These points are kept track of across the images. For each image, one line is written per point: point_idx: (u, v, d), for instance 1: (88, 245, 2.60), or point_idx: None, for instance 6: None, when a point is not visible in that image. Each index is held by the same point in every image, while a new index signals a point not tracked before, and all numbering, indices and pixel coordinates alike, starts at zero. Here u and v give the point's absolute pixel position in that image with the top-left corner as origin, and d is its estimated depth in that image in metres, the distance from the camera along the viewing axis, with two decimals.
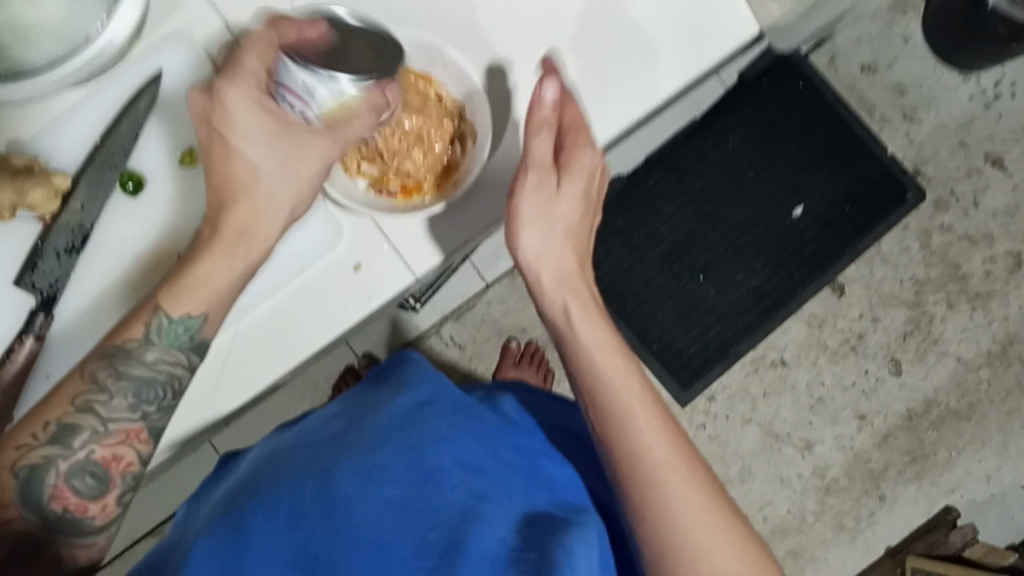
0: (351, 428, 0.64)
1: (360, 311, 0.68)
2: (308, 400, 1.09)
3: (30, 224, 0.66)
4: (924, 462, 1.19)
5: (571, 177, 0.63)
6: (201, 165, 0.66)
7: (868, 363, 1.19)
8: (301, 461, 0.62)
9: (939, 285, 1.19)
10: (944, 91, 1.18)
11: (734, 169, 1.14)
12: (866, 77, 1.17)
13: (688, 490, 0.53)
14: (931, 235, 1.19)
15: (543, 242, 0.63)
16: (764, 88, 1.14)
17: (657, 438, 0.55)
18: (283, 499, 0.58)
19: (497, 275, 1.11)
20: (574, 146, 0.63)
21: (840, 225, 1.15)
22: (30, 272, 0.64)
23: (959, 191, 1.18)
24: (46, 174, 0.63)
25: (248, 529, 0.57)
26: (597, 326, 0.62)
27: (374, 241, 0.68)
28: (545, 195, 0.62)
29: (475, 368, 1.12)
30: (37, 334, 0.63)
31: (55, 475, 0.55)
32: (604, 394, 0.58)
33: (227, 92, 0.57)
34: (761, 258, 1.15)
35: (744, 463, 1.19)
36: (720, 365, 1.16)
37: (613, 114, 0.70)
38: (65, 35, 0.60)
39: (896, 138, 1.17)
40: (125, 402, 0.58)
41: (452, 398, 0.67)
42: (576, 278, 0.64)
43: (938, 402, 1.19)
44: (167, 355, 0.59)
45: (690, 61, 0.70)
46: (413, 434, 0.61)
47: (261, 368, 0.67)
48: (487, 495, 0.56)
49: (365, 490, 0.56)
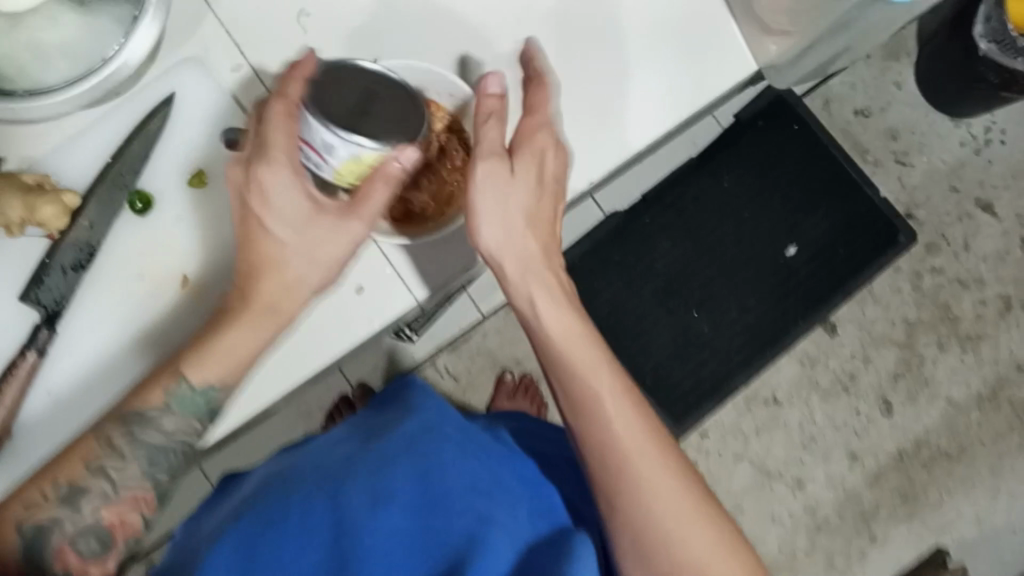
0: (361, 452, 0.64)
1: (362, 332, 0.69)
2: (299, 428, 1.10)
3: (37, 240, 0.66)
4: (914, 502, 1.19)
5: (526, 161, 0.59)
6: (215, 188, 0.68)
7: (860, 403, 1.20)
8: (312, 482, 0.62)
9: (930, 327, 1.21)
10: (935, 137, 1.21)
11: (730, 207, 1.16)
12: (860, 122, 1.20)
13: (662, 475, 0.55)
14: (922, 277, 1.21)
15: (506, 230, 0.59)
16: (759, 130, 1.17)
17: (630, 424, 0.56)
18: (294, 516, 0.59)
19: (493, 308, 1.14)
20: (534, 130, 0.60)
21: (832, 265, 1.17)
22: (36, 288, 0.64)
23: (950, 234, 1.21)
24: (56, 192, 0.63)
25: (262, 548, 0.57)
26: (571, 311, 0.61)
27: (378, 265, 0.69)
28: (504, 180, 0.59)
29: (468, 400, 1.13)
30: (40, 347, 0.63)
31: (60, 536, 0.53)
32: (574, 377, 0.58)
33: (263, 174, 0.56)
34: (755, 295, 1.16)
35: (734, 501, 1.18)
36: (714, 401, 1.16)
37: (609, 145, 0.71)
38: (81, 54, 0.62)
39: (888, 181, 1.20)
40: (138, 468, 0.56)
41: (460, 423, 0.68)
42: (542, 266, 0.61)
43: (928, 443, 1.20)
44: (186, 420, 0.58)
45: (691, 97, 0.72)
46: (421, 456, 0.62)
47: (264, 381, 0.67)
48: (491, 518, 0.57)
49: (375, 514, 0.58)
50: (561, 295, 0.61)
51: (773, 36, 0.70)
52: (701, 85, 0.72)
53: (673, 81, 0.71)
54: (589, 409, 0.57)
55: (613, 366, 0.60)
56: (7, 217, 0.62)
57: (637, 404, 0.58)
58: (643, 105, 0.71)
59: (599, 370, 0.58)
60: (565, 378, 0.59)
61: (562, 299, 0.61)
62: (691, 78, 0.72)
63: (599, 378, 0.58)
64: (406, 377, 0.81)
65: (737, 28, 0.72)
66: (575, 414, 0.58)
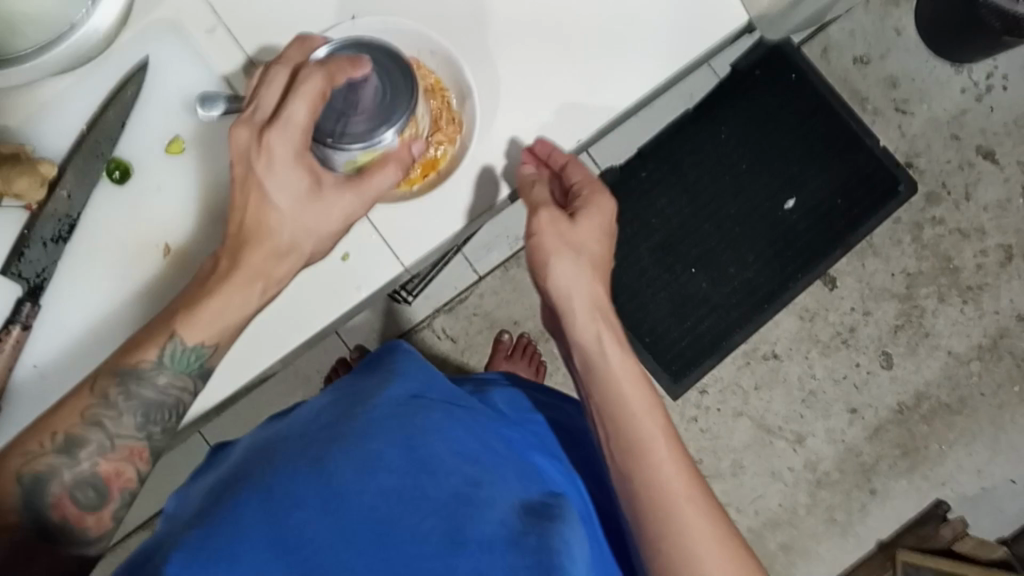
0: (343, 416, 0.60)
1: (350, 300, 0.66)
2: (294, 392, 1.09)
3: (17, 211, 0.64)
4: (915, 456, 1.18)
5: (590, 209, 0.64)
6: (191, 154, 0.65)
7: (860, 355, 1.19)
8: (294, 448, 0.58)
9: (930, 279, 1.18)
10: (935, 85, 1.17)
11: (727, 159, 1.14)
12: (858, 70, 1.17)
13: (701, 521, 0.53)
14: (923, 228, 1.18)
15: (571, 272, 0.61)
16: (757, 79, 1.14)
17: (674, 468, 0.55)
18: (276, 488, 0.53)
19: (489, 268, 1.11)
20: (590, 193, 0.64)
21: (834, 218, 1.15)
22: (17, 260, 0.63)
23: (951, 184, 1.18)
24: (33, 162, 0.61)
25: (239, 510, 0.52)
26: (628, 363, 0.60)
27: (362, 232, 0.66)
28: (564, 225, 0.62)
29: (466, 361, 1.12)
30: (24, 322, 0.63)
31: (60, 484, 0.54)
32: (626, 419, 0.57)
33: (273, 143, 0.56)
34: (754, 250, 1.15)
35: (735, 456, 1.18)
36: (713, 359, 1.16)
37: (619, 85, 0.66)
38: (48, 21, 0.58)
39: (888, 131, 1.17)
40: (137, 416, 0.57)
41: (446, 390, 0.65)
42: (608, 313, 0.62)
43: (930, 396, 1.18)
44: (176, 378, 0.58)
45: (685, 43, 0.66)
46: (407, 420, 0.59)
47: (264, 352, 0.66)
48: (483, 482, 0.56)
49: (362, 477, 0.54)
50: (617, 344, 0.61)
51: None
52: (698, 32, 0.66)
53: (663, 40, 0.66)
54: (637, 450, 0.56)
55: (664, 421, 0.58)
56: None
57: (683, 458, 0.57)
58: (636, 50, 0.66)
59: (651, 414, 0.57)
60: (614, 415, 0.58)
61: (617, 344, 0.61)
62: (691, 24, 0.66)
63: (649, 423, 0.57)
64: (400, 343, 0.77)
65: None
66: (619, 456, 0.56)
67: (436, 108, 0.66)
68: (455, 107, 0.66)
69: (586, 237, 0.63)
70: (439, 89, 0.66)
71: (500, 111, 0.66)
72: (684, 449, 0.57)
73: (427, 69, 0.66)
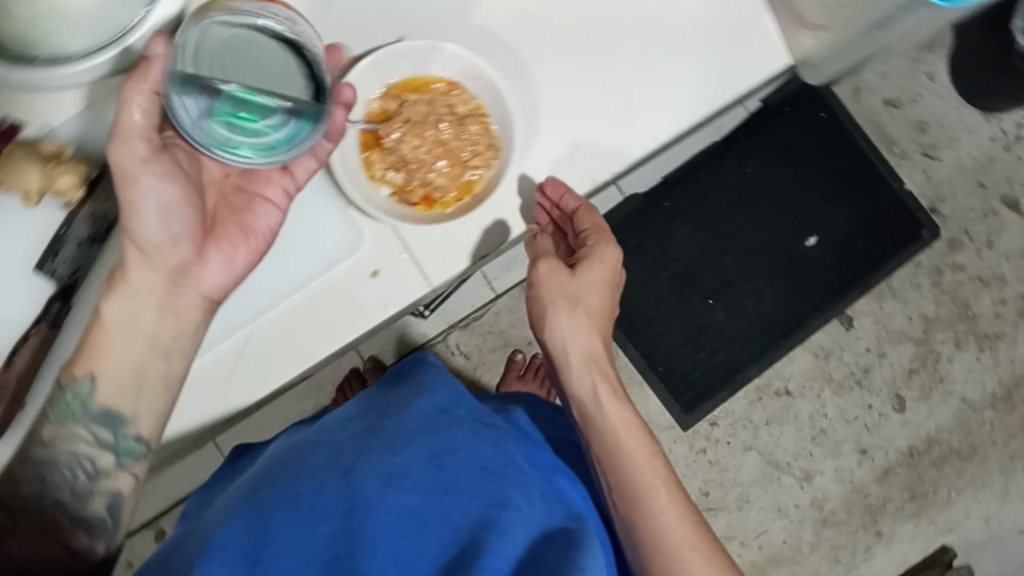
0: (371, 429, 0.59)
1: (374, 318, 0.66)
2: (308, 401, 1.10)
3: (55, 212, 0.62)
4: (923, 500, 1.18)
5: (596, 258, 0.68)
6: None
7: (872, 398, 1.19)
8: (321, 461, 0.57)
9: (948, 324, 1.19)
10: (965, 131, 1.18)
11: (752, 193, 1.15)
12: (888, 112, 1.17)
13: (706, 567, 0.56)
14: (943, 273, 1.19)
15: (570, 325, 0.66)
16: (785, 116, 1.15)
17: (676, 518, 0.58)
18: (303, 495, 0.53)
19: (507, 287, 1.12)
20: (592, 242, 0.68)
21: (854, 256, 1.16)
22: (51, 259, 0.62)
23: (974, 231, 1.18)
24: (75, 161, 0.61)
25: (270, 525, 0.51)
26: (625, 412, 0.63)
27: (393, 249, 0.66)
28: (565, 276, 0.66)
29: (480, 378, 1.13)
30: (53, 319, 0.62)
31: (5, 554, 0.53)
32: (631, 471, 0.60)
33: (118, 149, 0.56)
34: (771, 284, 1.16)
35: (742, 491, 1.18)
36: (725, 391, 1.16)
37: (636, 129, 0.67)
38: (105, 22, 0.59)
39: (913, 175, 1.17)
40: (55, 475, 0.55)
41: (473, 404, 0.62)
42: (606, 362, 0.66)
43: (940, 441, 1.18)
44: (68, 425, 0.56)
45: (715, 90, 0.68)
46: (437, 437, 0.57)
47: (285, 365, 0.66)
48: (507, 502, 0.53)
49: (387, 491, 0.52)
50: (614, 395, 0.64)
51: (809, 30, 0.65)
52: (730, 79, 0.68)
53: (699, 76, 0.67)
54: (637, 502, 0.59)
55: (665, 472, 0.61)
56: (25, 186, 0.60)
57: (684, 505, 0.59)
58: (667, 93, 0.67)
59: (652, 465, 0.61)
60: (615, 462, 0.61)
61: (614, 395, 0.64)
62: (723, 70, 0.68)
63: (651, 477, 0.60)
64: (423, 357, 0.77)
65: (771, 20, 0.67)
66: (622, 506, 0.59)
67: (475, 133, 0.69)
68: (494, 132, 0.69)
69: (586, 286, 0.67)
70: (480, 114, 0.69)
71: (537, 141, 0.67)
72: (685, 494, 0.61)
73: (468, 93, 0.69)
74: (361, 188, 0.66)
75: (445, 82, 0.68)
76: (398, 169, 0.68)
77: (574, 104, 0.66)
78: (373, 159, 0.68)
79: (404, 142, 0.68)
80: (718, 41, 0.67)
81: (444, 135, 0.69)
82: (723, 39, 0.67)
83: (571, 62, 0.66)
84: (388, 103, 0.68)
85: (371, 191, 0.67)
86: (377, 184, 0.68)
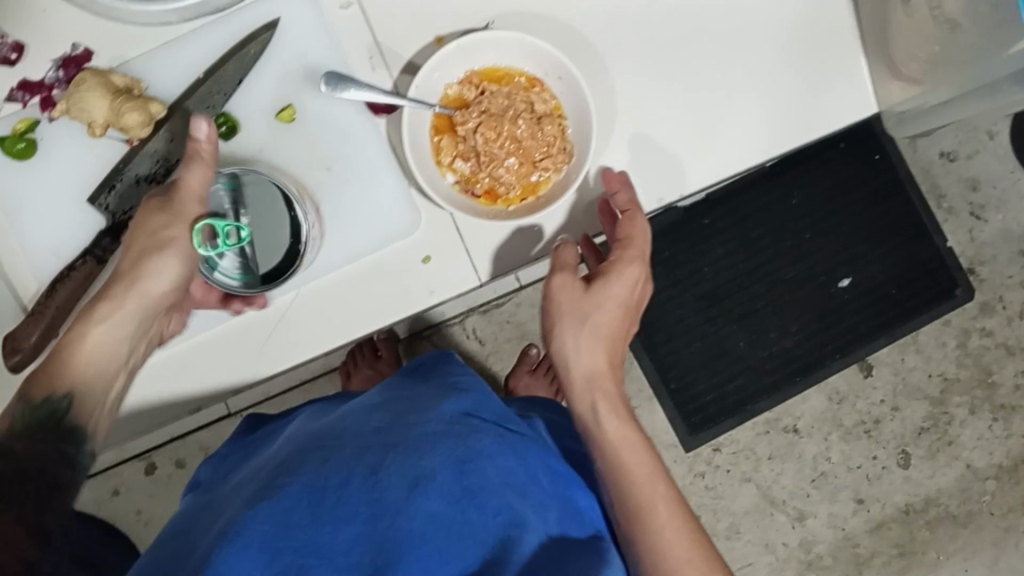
0: (395, 423, 0.56)
1: (417, 303, 0.66)
2: (315, 361, 1.08)
3: (118, 144, 0.63)
4: (911, 558, 1.17)
5: (627, 268, 0.64)
6: (303, 127, 0.64)
7: (879, 449, 1.17)
8: (341, 446, 0.53)
9: (966, 388, 1.17)
10: (1017, 197, 1.16)
11: (793, 225, 1.12)
12: (943, 164, 1.15)
13: None
14: (970, 337, 1.17)
15: (581, 343, 0.63)
16: (840, 151, 1.11)
17: (682, 538, 0.58)
18: (327, 489, 0.49)
19: (532, 280, 1.10)
20: (627, 261, 0.64)
21: (885, 306, 1.14)
22: (106, 193, 0.62)
23: (1008, 298, 1.16)
24: (144, 99, 0.60)
25: (293, 518, 0.47)
26: (628, 428, 0.62)
27: (450, 237, 0.66)
28: (584, 289, 0.63)
29: (491, 367, 1.12)
30: (100, 254, 0.62)
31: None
32: (634, 487, 0.59)
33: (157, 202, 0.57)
34: (799, 320, 1.14)
35: (733, 520, 1.17)
36: (734, 419, 1.15)
37: (716, 154, 0.68)
38: None
39: (958, 232, 1.15)
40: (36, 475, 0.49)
41: (500, 412, 0.61)
42: (612, 378, 0.63)
43: (938, 503, 1.16)
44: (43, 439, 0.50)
45: (798, 127, 0.68)
46: (462, 440, 0.54)
47: (318, 339, 0.66)
48: (527, 523, 0.52)
49: (413, 496, 0.49)
50: (625, 407, 0.63)
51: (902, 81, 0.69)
52: (812, 118, 0.68)
53: (782, 109, 0.68)
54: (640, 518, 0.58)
55: (671, 488, 0.60)
56: (91, 116, 0.59)
57: (691, 522, 0.59)
58: (747, 123, 0.68)
59: (658, 482, 0.60)
60: (618, 480, 0.59)
61: (625, 408, 0.63)
62: (807, 110, 0.68)
63: (658, 494, 0.59)
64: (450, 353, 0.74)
65: (866, 64, 0.68)
66: (626, 521, 0.59)
67: (551, 134, 0.67)
68: (570, 136, 0.67)
69: (608, 300, 0.64)
70: (558, 115, 0.67)
71: (610, 148, 0.67)
72: (688, 509, 0.60)
73: (549, 92, 0.66)
74: (428, 172, 0.65)
75: (528, 76, 0.66)
76: (467, 160, 0.66)
77: (656, 118, 0.67)
78: (443, 149, 0.66)
79: (478, 132, 0.66)
80: (808, 78, 0.67)
81: (519, 133, 0.66)
82: (814, 77, 0.67)
83: (660, 77, 0.67)
84: (465, 91, 0.66)
85: (437, 178, 0.66)
86: (444, 171, 0.66)
